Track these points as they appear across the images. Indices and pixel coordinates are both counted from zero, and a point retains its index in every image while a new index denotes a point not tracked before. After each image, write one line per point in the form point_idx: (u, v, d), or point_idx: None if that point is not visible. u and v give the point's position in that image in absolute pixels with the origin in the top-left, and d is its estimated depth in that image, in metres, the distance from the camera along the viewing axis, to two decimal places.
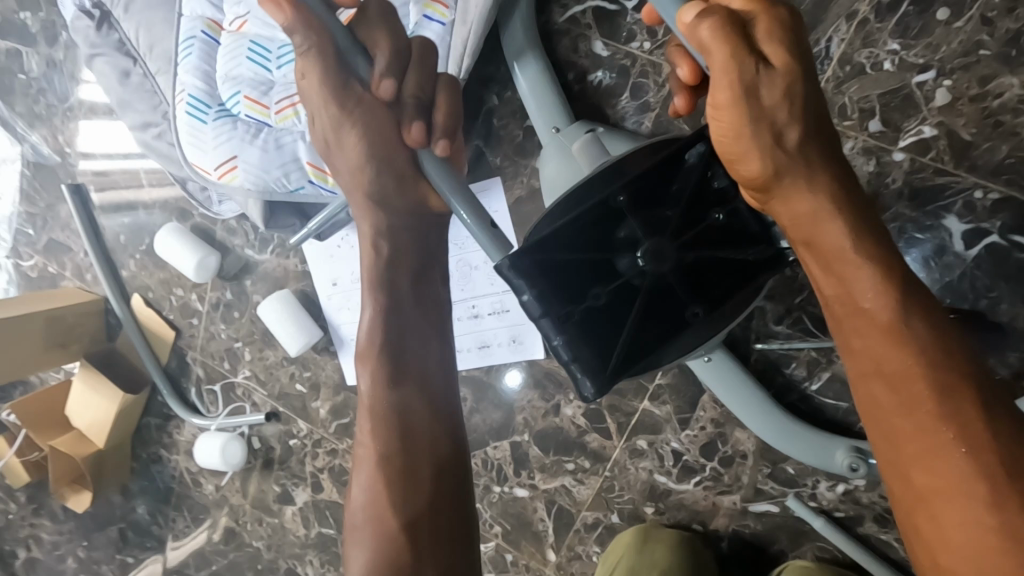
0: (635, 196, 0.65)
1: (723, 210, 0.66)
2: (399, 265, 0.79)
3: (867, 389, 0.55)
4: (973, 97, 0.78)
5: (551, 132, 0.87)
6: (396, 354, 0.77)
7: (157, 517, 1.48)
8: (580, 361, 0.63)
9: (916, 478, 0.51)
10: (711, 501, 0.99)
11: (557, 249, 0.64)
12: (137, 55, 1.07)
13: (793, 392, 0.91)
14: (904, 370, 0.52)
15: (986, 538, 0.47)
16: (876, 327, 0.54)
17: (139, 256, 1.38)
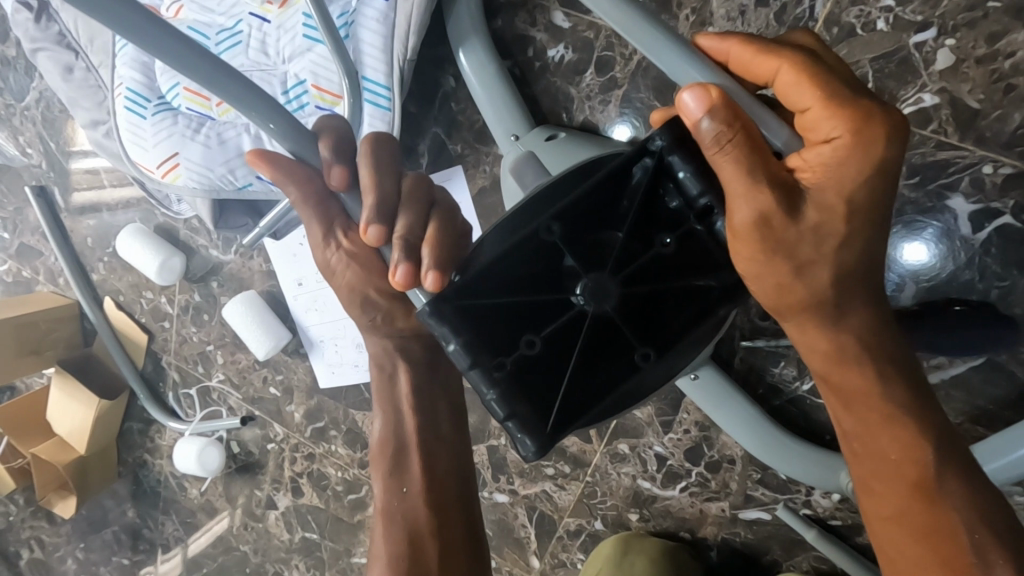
0: (570, 225, 0.57)
1: (671, 234, 0.59)
2: (403, 366, 0.76)
3: (890, 530, 0.54)
4: (980, 58, 0.69)
5: (510, 141, 0.82)
6: (402, 455, 0.75)
7: (147, 521, 1.43)
8: (517, 417, 0.56)
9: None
10: (698, 508, 0.92)
11: (486, 292, 0.57)
12: (78, 48, 1.00)
13: (782, 393, 0.84)
14: (938, 529, 0.52)
15: None
16: (902, 477, 0.53)
17: (108, 259, 1.34)
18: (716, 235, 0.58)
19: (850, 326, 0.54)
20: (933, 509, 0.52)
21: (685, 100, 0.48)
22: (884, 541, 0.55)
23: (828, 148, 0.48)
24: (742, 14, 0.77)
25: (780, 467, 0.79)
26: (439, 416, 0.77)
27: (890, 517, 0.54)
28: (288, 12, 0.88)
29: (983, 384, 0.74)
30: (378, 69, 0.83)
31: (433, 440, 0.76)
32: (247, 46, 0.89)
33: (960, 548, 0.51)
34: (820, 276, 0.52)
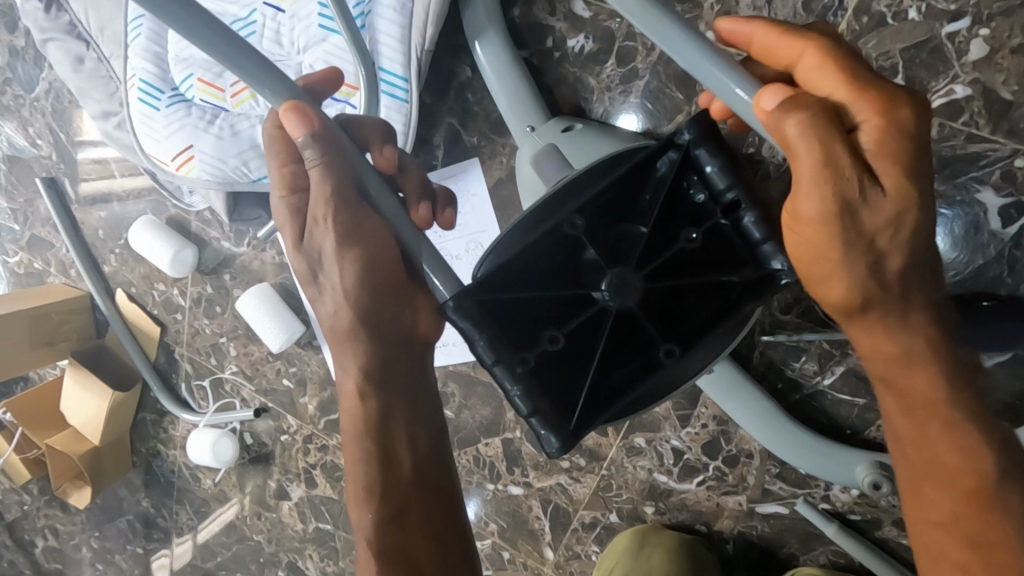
0: (594, 219, 0.58)
1: (697, 229, 0.58)
2: (399, 410, 0.66)
3: (945, 538, 0.52)
4: (1015, 48, 0.67)
5: (525, 132, 0.81)
6: (401, 509, 0.64)
7: (161, 510, 1.44)
8: (539, 413, 0.55)
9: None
10: (715, 502, 0.92)
11: (508, 288, 0.56)
12: (89, 38, 0.99)
13: (802, 388, 0.83)
14: (993, 534, 0.50)
15: None
16: (958, 478, 0.52)
17: (119, 251, 1.34)
18: (742, 230, 0.58)
19: (917, 322, 0.52)
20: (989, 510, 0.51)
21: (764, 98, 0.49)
22: (932, 549, 0.53)
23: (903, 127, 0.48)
24: (768, 3, 0.75)
25: (805, 464, 0.79)
26: (433, 457, 0.67)
27: (944, 520, 0.52)
28: (301, 2, 0.86)
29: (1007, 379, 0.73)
30: (394, 60, 0.82)
31: (430, 482, 0.66)
32: (261, 36, 0.88)
33: (1013, 560, 0.49)
34: (885, 272, 0.50)
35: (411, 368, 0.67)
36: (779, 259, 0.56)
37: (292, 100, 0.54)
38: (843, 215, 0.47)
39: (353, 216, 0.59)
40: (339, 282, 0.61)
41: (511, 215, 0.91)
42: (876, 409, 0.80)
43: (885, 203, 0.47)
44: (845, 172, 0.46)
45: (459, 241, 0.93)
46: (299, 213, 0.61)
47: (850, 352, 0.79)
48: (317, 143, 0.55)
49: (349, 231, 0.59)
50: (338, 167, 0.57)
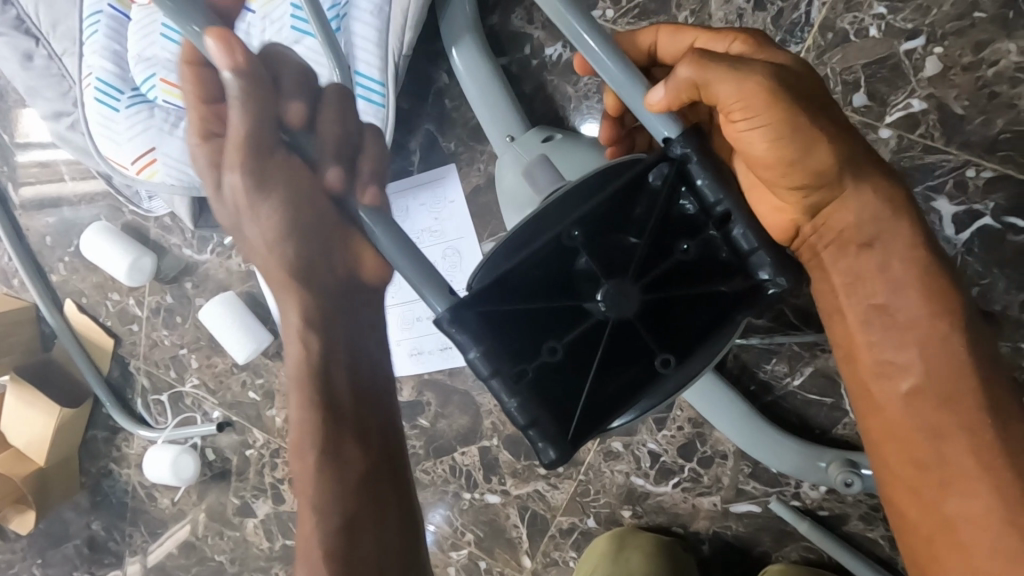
0: (590, 230, 0.59)
1: (690, 241, 0.60)
2: (342, 357, 0.65)
3: (916, 417, 0.55)
4: (966, 66, 0.68)
5: (505, 141, 0.81)
6: (337, 449, 0.64)
7: (113, 533, 1.36)
8: (539, 425, 0.55)
9: (948, 508, 0.53)
10: (690, 503, 0.94)
11: (506, 300, 0.57)
12: (39, 34, 0.93)
13: (773, 389, 0.86)
14: (955, 397, 0.53)
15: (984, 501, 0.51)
16: (930, 355, 0.55)
17: (69, 259, 1.26)
18: (732, 241, 0.59)
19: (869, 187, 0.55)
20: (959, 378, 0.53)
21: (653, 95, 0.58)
22: (892, 422, 0.56)
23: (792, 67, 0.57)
24: (740, 18, 0.74)
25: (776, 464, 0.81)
26: (375, 404, 0.67)
27: (914, 395, 0.55)
28: (274, 3, 0.85)
29: None
30: (371, 64, 0.81)
31: (369, 427, 0.66)
32: None
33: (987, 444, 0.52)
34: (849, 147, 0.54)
35: (359, 312, 0.66)
36: (764, 269, 0.58)
37: (215, 27, 0.53)
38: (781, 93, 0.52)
39: (266, 159, 0.58)
40: (258, 228, 0.62)
41: (488, 221, 0.90)
42: (843, 408, 0.84)
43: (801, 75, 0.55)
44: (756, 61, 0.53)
45: (436, 248, 0.92)
46: (216, 152, 0.60)
47: (819, 354, 0.83)
48: (238, 76, 0.54)
49: (258, 179, 0.58)
50: (255, 111, 0.55)
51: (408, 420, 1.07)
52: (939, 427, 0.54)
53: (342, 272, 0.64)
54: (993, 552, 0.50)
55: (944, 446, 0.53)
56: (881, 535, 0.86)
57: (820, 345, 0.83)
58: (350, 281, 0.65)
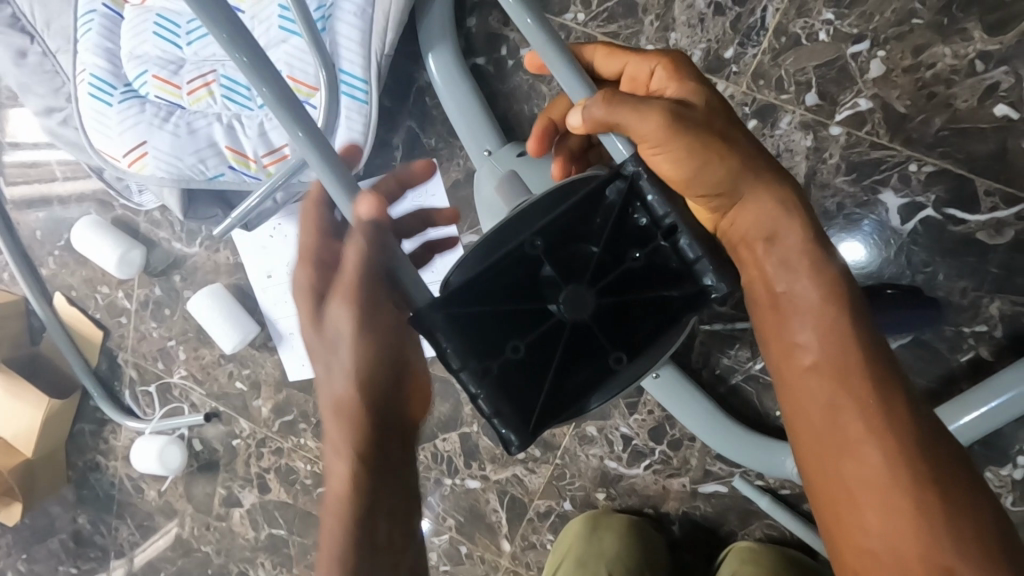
0: (551, 239, 0.63)
1: (641, 249, 0.63)
2: (390, 415, 0.62)
3: (821, 391, 0.57)
4: (907, 68, 0.74)
5: (483, 156, 0.85)
6: (373, 516, 0.59)
7: (100, 526, 1.37)
8: (501, 416, 0.60)
9: (847, 477, 0.54)
10: (661, 485, 0.98)
11: (472, 303, 0.61)
12: (34, 32, 0.96)
13: (736, 373, 0.90)
14: (850, 370, 0.56)
15: (882, 479, 0.52)
16: (824, 337, 0.58)
17: (58, 253, 1.29)
18: (680, 251, 0.64)
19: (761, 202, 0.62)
20: (851, 355, 0.57)
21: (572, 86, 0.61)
22: (803, 406, 0.58)
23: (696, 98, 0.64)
24: (701, 22, 0.79)
25: (737, 454, 0.86)
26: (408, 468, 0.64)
27: (813, 369, 0.58)
28: (263, 3, 0.89)
29: (918, 363, 0.78)
30: (355, 62, 0.85)
31: (406, 493, 0.63)
32: None
33: (884, 425, 0.53)
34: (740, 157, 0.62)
35: (401, 373, 0.64)
36: (710, 277, 0.62)
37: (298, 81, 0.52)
38: (682, 125, 0.61)
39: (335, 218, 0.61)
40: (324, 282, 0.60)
41: (468, 214, 0.94)
42: None
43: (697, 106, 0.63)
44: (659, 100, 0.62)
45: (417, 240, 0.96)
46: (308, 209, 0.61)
47: None
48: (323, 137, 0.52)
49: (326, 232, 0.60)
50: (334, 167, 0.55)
51: None
52: (836, 401, 0.56)
53: (398, 336, 0.62)
54: (890, 521, 0.51)
55: (843, 422, 0.55)
56: None
57: None
58: (403, 343, 0.63)
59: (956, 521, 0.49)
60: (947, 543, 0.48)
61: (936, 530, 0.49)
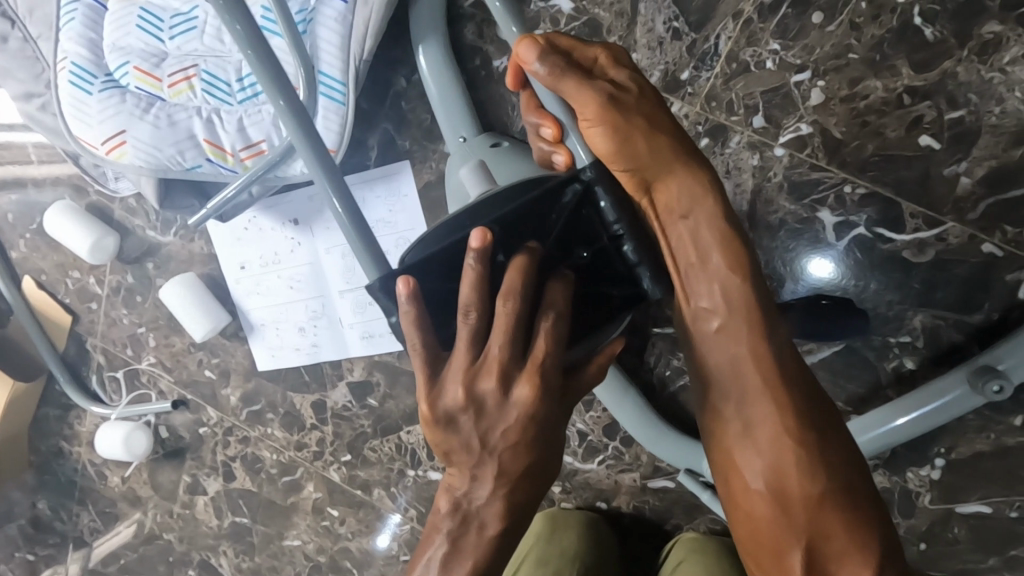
0: (509, 229, 0.66)
1: (589, 248, 0.69)
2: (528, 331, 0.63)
3: (725, 348, 0.68)
4: (843, 98, 0.80)
5: (459, 143, 0.90)
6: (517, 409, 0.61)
7: (60, 512, 1.37)
8: None
9: (745, 422, 0.66)
10: (613, 479, 1.03)
11: (425, 280, 0.65)
12: (14, 17, 0.97)
13: (686, 373, 0.96)
14: (748, 332, 0.67)
15: (780, 431, 0.64)
16: (729, 304, 0.68)
17: (30, 236, 1.29)
18: (624, 256, 0.69)
19: (684, 174, 0.68)
20: (749, 312, 0.67)
21: (523, 49, 0.67)
22: (710, 365, 0.69)
23: (629, 78, 0.69)
24: (660, 45, 0.85)
25: (663, 453, 0.91)
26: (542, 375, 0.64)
27: (721, 330, 0.68)
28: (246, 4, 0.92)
29: (845, 369, 0.86)
30: (334, 65, 0.89)
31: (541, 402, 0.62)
32: (202, 32, 0.94)
33: (777, 384, 0.65)
34: (663, 143, 0.68)
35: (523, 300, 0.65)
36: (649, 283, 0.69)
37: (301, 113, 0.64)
38: (615, 106, 0.67)
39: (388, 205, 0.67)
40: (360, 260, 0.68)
41: (438, 214, 0.99)
42: None
43: (632, 89, 0.69)
44: (602, 81, 0.68)
45: (390, 237, 1.00)
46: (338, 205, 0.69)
47: None
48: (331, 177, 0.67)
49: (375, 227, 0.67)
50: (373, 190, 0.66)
51: (358, 399, 1.15)
52: (736, 358, 0.67)
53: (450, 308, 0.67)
54: (776, 455, 0.64)
55: (743, 381, 0.66)
56: None
57: None
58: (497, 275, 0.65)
59: (822, 450, 0.64)
60: (826, 480, 0.63)
61: (819, 471, 0.63)
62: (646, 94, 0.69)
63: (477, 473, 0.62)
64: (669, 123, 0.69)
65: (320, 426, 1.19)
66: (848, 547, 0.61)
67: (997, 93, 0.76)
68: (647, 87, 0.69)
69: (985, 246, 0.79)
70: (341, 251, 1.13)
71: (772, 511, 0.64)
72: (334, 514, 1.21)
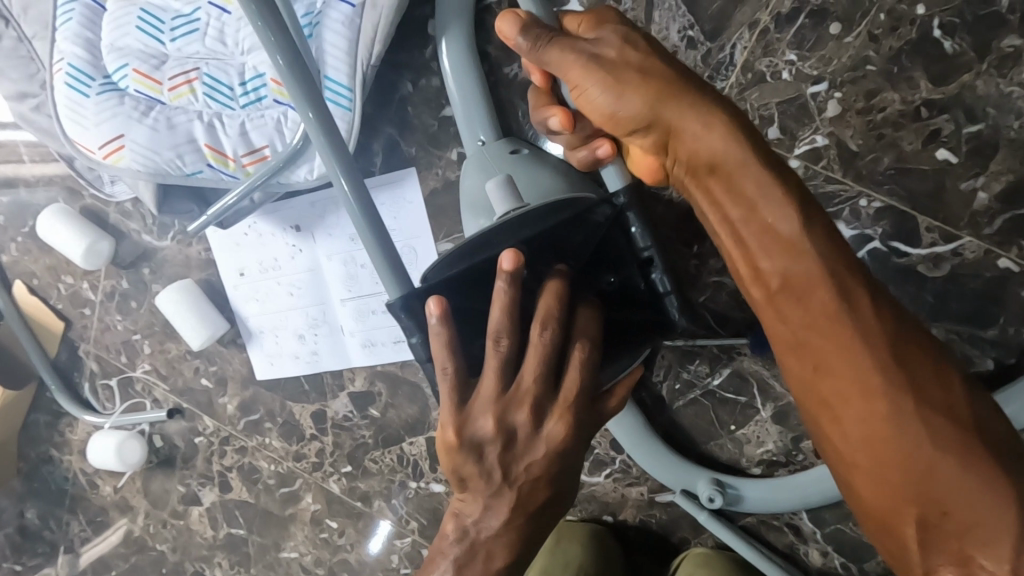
0: (538, 248, 0.67)
1: (615, 275, 0.70)
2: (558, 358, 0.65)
3: (787, 307, 0.58)
4: (860, 110, 0.79)
5: (477, 145, 0.87)
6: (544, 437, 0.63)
7: (49, 521, 1.34)
8: None
9: (824, 394, 0.56)
10: (620, 493, 1.01)
11: (450, 294, 0.66)
12: (8, 16, 0.94)
13: (696, 387, 0.93)
14: (810, 284, 0.56)
15: (874, 404, 0.53)
16: (789, 252, 0.57)
17: (21, 240, 1.26)
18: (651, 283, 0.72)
19: (697, 111, 0.62)
20: (810, 259, 0.56)
21: (503, 28, 0.66)
22: (782, 331, 0.59)
23: (609, 33, 0.66)
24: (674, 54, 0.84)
25: (654, 470, 0.92)
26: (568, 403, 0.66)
27: (781, 282, 0.58)
28: None
29: None
30: (340, 70, 0.87)
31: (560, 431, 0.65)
32: (204, 34, 0.91)
33: (853, 347, 0.54)
34: (669, 84, 0.63)
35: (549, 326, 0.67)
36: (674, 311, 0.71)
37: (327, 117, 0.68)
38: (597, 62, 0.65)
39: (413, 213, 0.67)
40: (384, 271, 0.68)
41: (444, 222, 0.97)
42: (755, 406, 0.91)
43: (614, 40, 0.66)
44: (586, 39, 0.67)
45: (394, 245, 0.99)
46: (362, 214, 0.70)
47: (734, 356, 0.90)
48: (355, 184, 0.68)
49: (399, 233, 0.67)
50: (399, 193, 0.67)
51: (359, 409, 1.13)
52: (806, 317, 0.56)
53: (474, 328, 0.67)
54: (875, 436, 0.53)
55: (813, 343, 0.56)
56: (784, 522, 0.93)
57: (736, 348, 0.91)
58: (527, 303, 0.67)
59: (929, 422, 0.51)
60: (950, 465, 0.50)
61: (934, 454, 0.50)
62: (630, 43, 0.65)
63: (491, 501, 0.64)
64: (661, 62, 0.64)
65: (319, 436, 1.17)
66: (976, 529, 0.49)
67: (1016, 107, 0.75)
68: (628, 35, 0.66)
69: (1001, 261, 0.78)
70: (343, 257, 1.10)
71: (876, 488, 0.54)
72: (333, 526, 1.18)
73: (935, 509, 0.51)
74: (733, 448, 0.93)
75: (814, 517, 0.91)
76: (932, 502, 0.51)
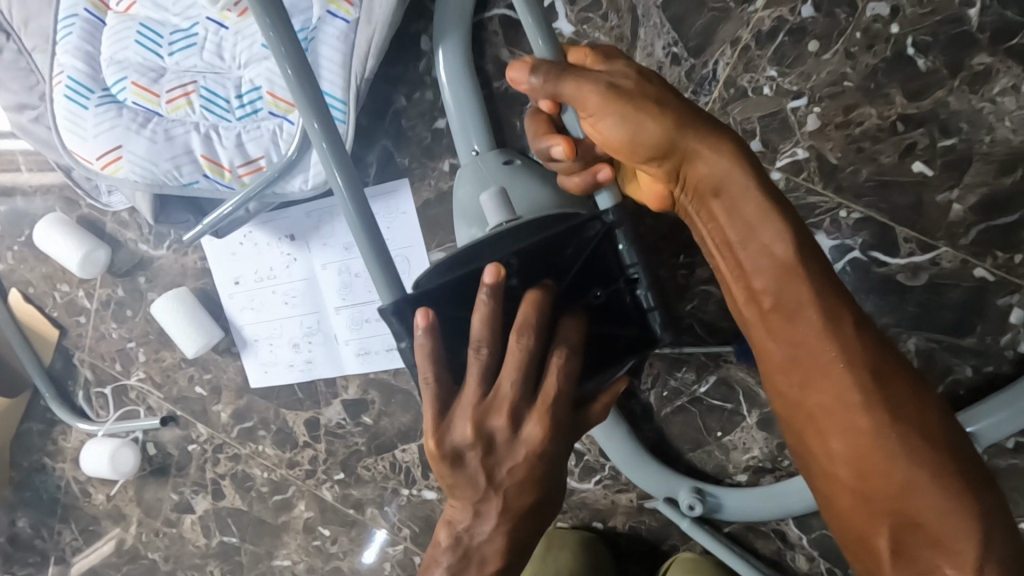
0: (525, 261, 0.68)
1: (602, 289, 0.72)
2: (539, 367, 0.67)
3: (776, 332, 0.60)
4: (839, 124, 0.82)
5: (471, 156, 0.88)
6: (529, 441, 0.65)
7: (41, 530, 1.34)
8: None
9: (810, 410, 0.59)
10: (610, 500, 1.02)
11: (438, 304, 0.67)
12: (10, 29, 0.96)
13: (684, 394, 0.95)
14: (800, 306, 0.58)
15: (857, 424, 0.55)
16: (777, 280, 0.59)
17: (18, 248, 1.27)
18: (636, 299, 0.72)
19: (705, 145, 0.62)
20: (802, 287, 0.58)
21: (514, 74, 0.68)
22: (770, 355, 0.61)
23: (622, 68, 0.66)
24: (659, 70, 0.87)
25: (639, 480, 0.93)
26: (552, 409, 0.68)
27: (771, 307, 0.60)
28: (247, 21, 0.92)
29: None
30: (335, 84, 0.89)
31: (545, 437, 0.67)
32: (201, 48, 0.93)
33: (838, 372, 0.56)
34: (677, 116, 0.63)
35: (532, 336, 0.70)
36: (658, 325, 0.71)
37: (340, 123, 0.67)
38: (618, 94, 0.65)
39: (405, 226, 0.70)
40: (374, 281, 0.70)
41: (436, 232, 0.99)
42: (741, 413, 0.93)
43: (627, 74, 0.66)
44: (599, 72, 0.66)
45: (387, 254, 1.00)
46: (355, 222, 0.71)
47: (721, 364, 0.92)
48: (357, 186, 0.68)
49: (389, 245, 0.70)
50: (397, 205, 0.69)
51: (352, 417, 1.14)
52: (794, 340, 0.59)
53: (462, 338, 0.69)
54: (853, 452, 0.56)
55: (802, 364, 0.58)
56: (770, 528, 0.94)
57: (723, 356, 0.92)
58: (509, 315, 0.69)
59: (908, 442, 0.54)
60: (924, 482, 0.53)
61: (911, 473, 0.53)
62: (641, 78, 0.65)
63: (479, 506, 0.66)
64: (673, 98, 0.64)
65: (313, 443, 1.18)
66: (944, 542, 0.52)
67: (988, 123, 0.78)
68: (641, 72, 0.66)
69: (977, 271, 0.80)
70: (337, 267, 1.12)
71: (852, 500, 0.57)
72: (325, 534, 1.19)
73: (905, 521, 0.54)
74: (719, 455, 0.95)
75: (800, 523, 0.93)
76: (905, 518, 0.54)
